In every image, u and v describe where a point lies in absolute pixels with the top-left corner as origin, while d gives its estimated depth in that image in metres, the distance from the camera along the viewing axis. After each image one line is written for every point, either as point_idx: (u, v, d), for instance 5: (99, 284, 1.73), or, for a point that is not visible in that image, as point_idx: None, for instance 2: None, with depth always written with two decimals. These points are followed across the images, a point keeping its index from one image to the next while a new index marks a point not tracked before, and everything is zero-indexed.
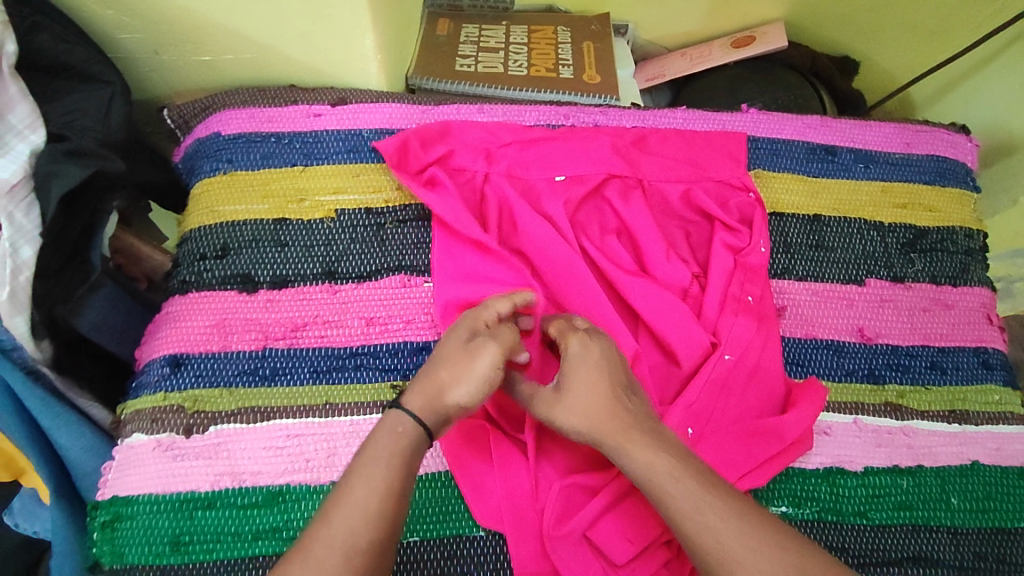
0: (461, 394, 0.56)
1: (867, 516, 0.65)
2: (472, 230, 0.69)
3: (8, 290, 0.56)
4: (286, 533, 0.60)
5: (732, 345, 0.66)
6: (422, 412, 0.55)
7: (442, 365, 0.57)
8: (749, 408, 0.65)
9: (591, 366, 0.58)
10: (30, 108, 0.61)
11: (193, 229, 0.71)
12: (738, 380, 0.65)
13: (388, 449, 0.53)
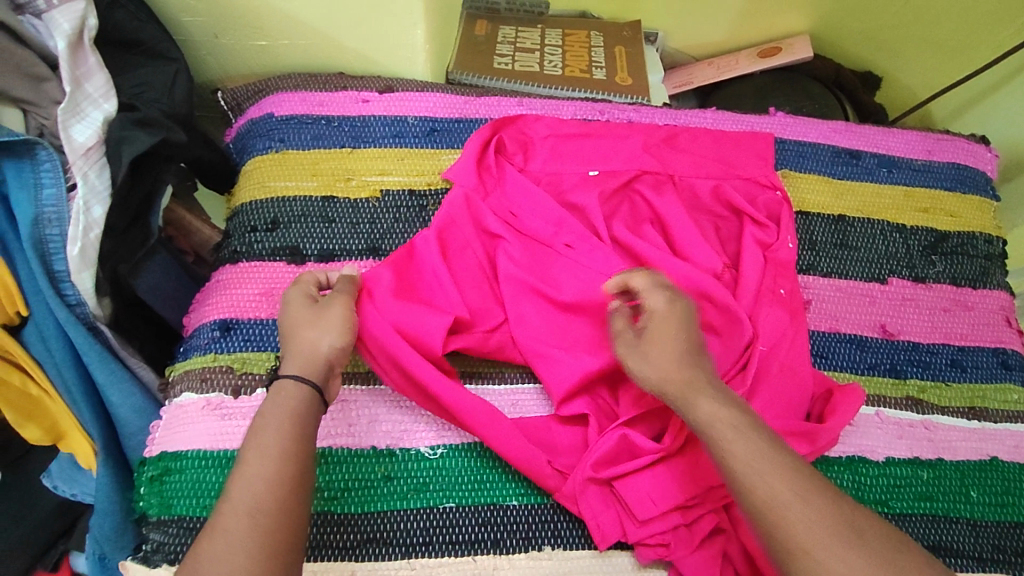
0: (331, 344, 0.59)
1: (887, 503, 0.67)
2: (532, 219, 0.75)
3: (80, 245, 0.60)
4: (327, 493, 0.62)
5: (767, 337, 0.69)
6: (297, 372, 0.56)
7: (303, 329, 0.59)
8: (778, 393, 0.67)
9: (654, 337, 0.58)
10: (106, 79, 0.64)
11: (245, 202, 0.74)
12: (771, 373, 0.68)
13: (282, 415, 0.54)
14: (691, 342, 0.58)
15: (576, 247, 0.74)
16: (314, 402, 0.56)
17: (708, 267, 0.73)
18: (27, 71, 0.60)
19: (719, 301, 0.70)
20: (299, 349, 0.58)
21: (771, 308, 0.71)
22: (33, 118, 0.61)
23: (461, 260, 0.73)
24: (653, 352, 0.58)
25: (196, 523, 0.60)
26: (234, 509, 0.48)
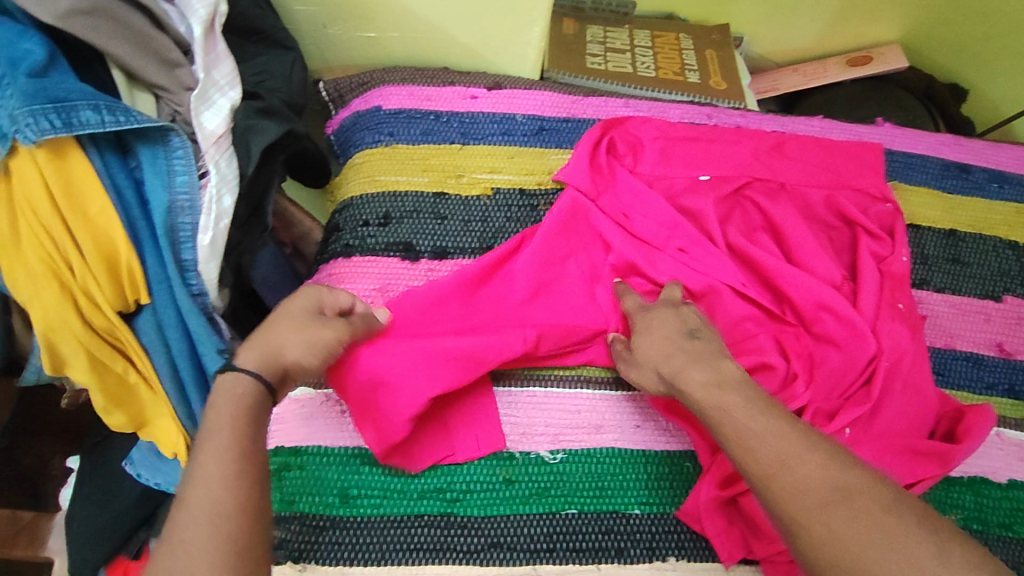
0: (299, 354, 0.55)
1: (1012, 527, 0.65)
2: (645, 220, 0.73)
3: (211, 236, 0.59)
4: (449, 494, 0.62)
5: (892, 352, 0.67)
6: (256, 369, 0.52)
7: (277, 325, 0.55)
8: (901, 411, 0.66)
9: (652, 332, 0.63)
10: (232, 67, 0.62)
11: (356, 196, 0.73)
12: (897, 389, 0.67)
13: (228, 413, 0.50)
14: (704, 347, 0.60)
15: (688, 256, 0.72)
16: (262, 405, 0.52)
17: (825, 277, 0.72)
18: (163, 56, 0.59)
19: (840, 312, 0.69)
20: (264, 345, 0.54)
21: (893, 323, 0.69)
22: (165, 104, 0.60)
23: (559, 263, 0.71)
24: (646, 360, 0.62)
25: (319, 520, 0.60)
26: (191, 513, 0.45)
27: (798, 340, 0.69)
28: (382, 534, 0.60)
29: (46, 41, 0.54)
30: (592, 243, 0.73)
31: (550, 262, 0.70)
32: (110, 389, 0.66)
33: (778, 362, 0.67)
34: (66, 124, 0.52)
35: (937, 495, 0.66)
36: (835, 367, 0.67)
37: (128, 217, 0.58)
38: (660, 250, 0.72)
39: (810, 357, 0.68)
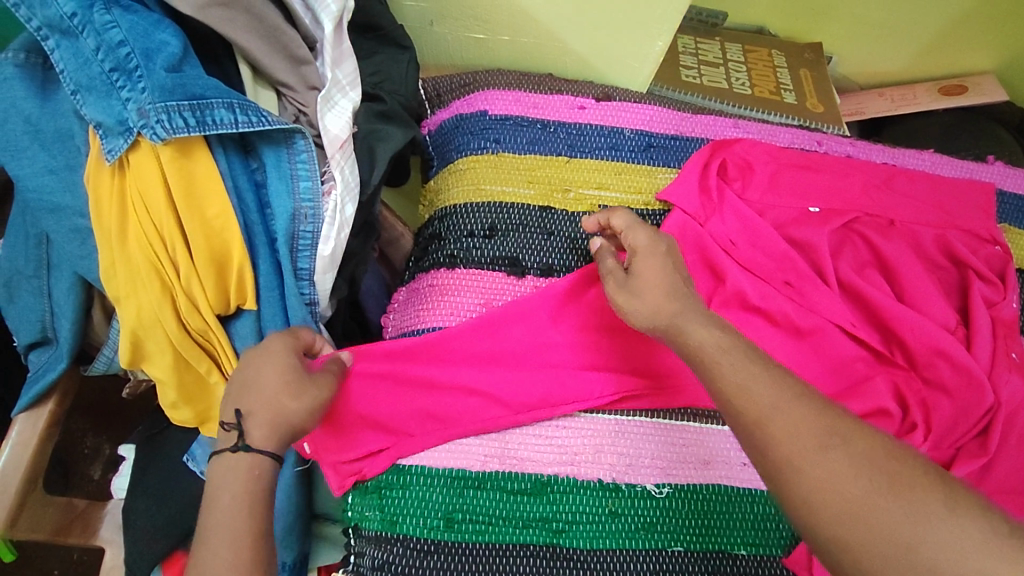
0: (299, 411, 0.52)
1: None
2: (756, 249, 0.71)
3: (332, 246, 0.56)
4: (555, 525, 0.58)
5: (1009, 402, 0.65)
6: (257, 441, 0.50)
7: (266, 393, 0.51)
8: (1017, 468, 0.64)
9: (642, 272, 0.57)
10: (355, 67, 0.60)
11: (459, 204, 0.71)
12: (1012, 442, 0.65)
13: (239, 487, 0.49)
14: (677, 284, 0.56)
15: (797, 293, 0.69)
16: (269, 473, 0.50)
17: (940, 319, 0.70)
18: (291, 53, 0.56)
19: (958, 359, 0.66)
20: (269, 416, 0.51)
21: (1010, 372, 0.67)
22: (289, 102, 0.57)
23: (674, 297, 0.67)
24: (646, 290, 0.55)
25: (423, 544, 0.57)
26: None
27: (916, 384, 0.66)
28: (487, 563, 0.57)
29: (179, 33, 0.51)
30: (703, 269, 0.69)
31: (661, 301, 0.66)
32: (186, 385, 0.66)
33: (892, 410, 0.64)
34: (200, 123, 0.50)
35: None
36: (952, 415, 0.65)
37: (246, 221, 0.55)
38: (767, 282, 0.69)
39: (925, 405, 0.65)
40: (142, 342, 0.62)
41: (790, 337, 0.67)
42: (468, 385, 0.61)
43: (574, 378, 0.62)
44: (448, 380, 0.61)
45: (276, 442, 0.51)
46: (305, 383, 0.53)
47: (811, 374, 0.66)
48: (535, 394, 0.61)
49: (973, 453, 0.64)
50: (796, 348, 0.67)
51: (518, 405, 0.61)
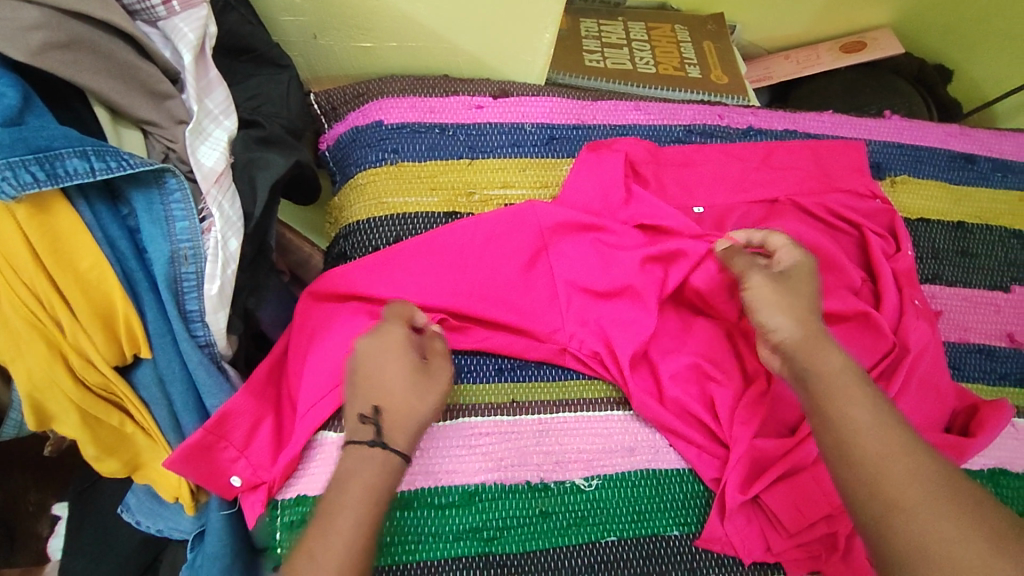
0: (426, 411, 0.56)
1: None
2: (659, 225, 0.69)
3: (218, 284, 0.54)
4: (485, 533, 0.59)
5: (912, 346, 0.66)
6: (394, 438, 0.54)
7: (401, 390, 0.56)
8: (916, 413, 0.65)
9: (791, 284, 0.60)
10: (226, 95, 0.58)
11: (363, 219, 0.69)
12: (912, 384, 0.66)
13: (372, 481, 0.52)
14: (807, 303, 0.59)
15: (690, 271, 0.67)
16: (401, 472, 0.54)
17: (841, 279, 0.71)
18: (151, 89, 0.53)
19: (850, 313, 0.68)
20: (402, 420, 0.55)
21: (911, 321, 0.68)
22: (155, 141, 0.55)
23: (564, 278, 0.67)
24: (777, 306, 0.59)
25: None
26: (316, 565, 0.48)
27: None
28: None
29: (18, 80, 0.48)
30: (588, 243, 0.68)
31: (551, 298, 0.66)
32: (104, 440, 0.64)
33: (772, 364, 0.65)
34: (50, 175, 0.47)
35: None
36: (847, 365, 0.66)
37: (124, 269, 0.53)
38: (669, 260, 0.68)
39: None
40: (44, 404, 0.59)
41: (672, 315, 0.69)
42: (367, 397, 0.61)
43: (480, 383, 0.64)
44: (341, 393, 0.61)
45: (407, 441, 0.55)
46: (423, 380, 0.57)
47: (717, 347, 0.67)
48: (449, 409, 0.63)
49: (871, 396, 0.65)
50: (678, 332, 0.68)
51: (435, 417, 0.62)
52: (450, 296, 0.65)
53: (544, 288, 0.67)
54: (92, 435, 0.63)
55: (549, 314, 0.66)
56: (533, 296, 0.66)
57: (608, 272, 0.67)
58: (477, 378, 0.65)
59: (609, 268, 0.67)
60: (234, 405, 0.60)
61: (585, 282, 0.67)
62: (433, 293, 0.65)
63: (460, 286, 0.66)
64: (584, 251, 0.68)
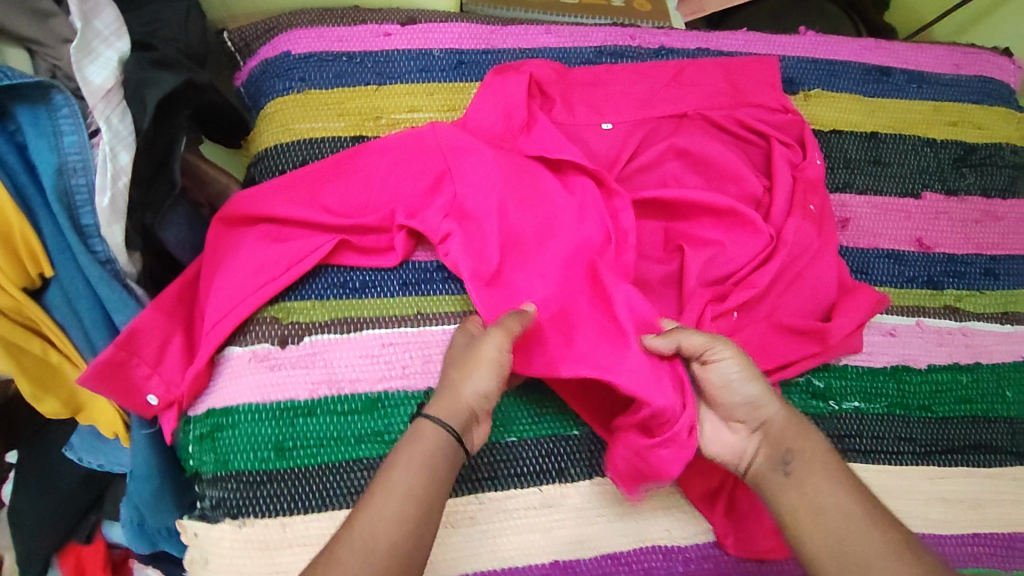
0: (474, 388, 0.56)
1: (880, 439, 0.68)
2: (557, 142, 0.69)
3: (110, 195, 0.56)
4: (387, 435, 0.62)
5: (796, 249, 0.68)
6: (442, 417, 0.55)
7: (451, 372, 0.57)
8: (799, 304, 0.68)
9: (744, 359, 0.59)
10: (116, 15, 0.58)
11: (270, 146, 0.70)
12: (803, 292, 0.68)
13: (422, 452, 0.53)
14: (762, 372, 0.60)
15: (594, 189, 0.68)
16: (451, 451, 0.54)
17: (743, 188, 0.72)
18: (33, 7, 0.55)
19: (743, 215, 0.69)
20: (448, 400, 0.55)
21: (802, 224, 0.69)
22: (41, 59, 0.56)
23: (496, 213, 0.65)
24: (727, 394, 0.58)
25: (255, 474, 0.60)
26: (353, 532, 0.49)
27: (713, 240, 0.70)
28: (322, 483, 0.60)
29: None
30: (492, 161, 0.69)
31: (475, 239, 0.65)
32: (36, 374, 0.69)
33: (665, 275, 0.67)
34: None
35: (828, 375, 0.69)
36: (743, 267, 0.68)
37: (15, 184, 0.55)
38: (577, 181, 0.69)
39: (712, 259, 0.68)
40: None
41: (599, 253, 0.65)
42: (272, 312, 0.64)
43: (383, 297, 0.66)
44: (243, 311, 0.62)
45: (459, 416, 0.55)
46: (471, 361, 0.57)
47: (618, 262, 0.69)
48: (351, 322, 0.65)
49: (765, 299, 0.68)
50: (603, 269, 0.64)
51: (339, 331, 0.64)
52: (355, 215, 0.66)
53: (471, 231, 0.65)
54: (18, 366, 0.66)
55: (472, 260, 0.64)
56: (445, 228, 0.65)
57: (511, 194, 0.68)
58: (382, 293, 0.66)
59: (513, 186, 0.68)
60: (142, 322, 0.62)
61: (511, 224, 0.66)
62: (334, 212, 0.65)
63: (365, 203, 0.66)
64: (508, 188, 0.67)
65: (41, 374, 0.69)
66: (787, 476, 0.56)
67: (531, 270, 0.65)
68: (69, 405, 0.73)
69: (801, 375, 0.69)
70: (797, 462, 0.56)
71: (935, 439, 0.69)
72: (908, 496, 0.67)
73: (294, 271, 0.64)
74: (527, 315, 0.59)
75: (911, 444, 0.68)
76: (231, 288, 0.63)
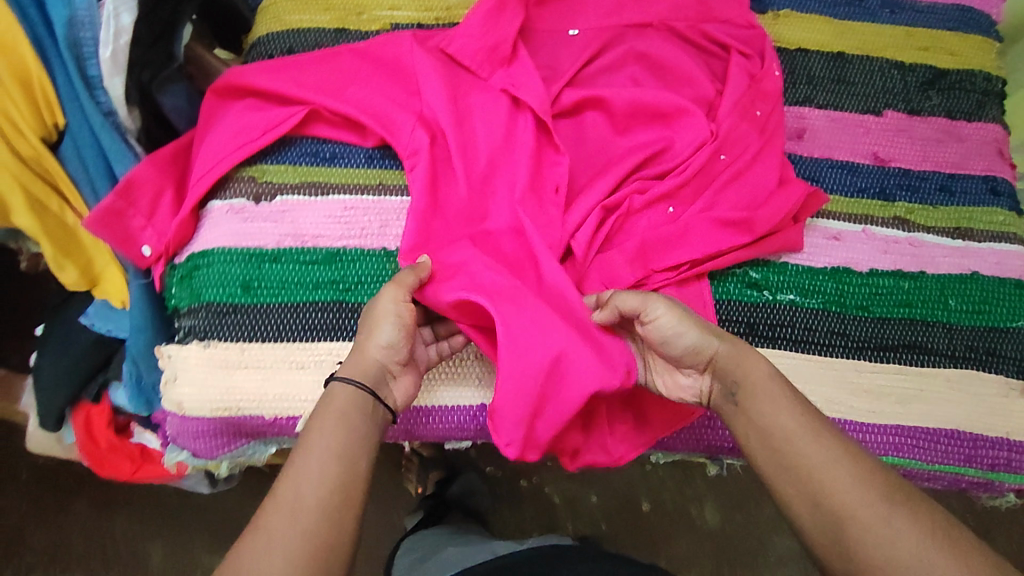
0: (378, 344, 0.59)
1: (811, 331, 0.71)
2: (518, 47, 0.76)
3: (111, 50, 0.66)
4: (341, 285, 0.69)
5: (728, 146, 0.73)
6: (349, 376, 0.57)
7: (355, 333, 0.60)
8: (737, 201, 0.72)
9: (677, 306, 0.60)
10: None
11: (263, 35, 0.78)
12: (740, 189, 0.72)
13: (333, 416, 0.55)
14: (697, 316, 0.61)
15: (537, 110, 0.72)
16: (362, 408, 0.56)
17: (696, 92, 0.76)
18: None
19: (686, 116, 0.74)
20: (353, 359, 0.58)
21: (741, 125, 0.74)
22: None
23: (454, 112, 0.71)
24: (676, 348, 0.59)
25: (222, 306, 0.67)
26: (276, 501, 0.50)
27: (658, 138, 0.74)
28: (279, 319, 0.67)
29: None
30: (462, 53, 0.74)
31: (440, 178, 0.71)
32: (58, 241, 0.75)
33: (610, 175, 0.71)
34: None
35: (766, 268, 0.72)
36: (684, 163, 0.72)
37: (35, 35, 0.65)
38: (528, 114, 0.73)
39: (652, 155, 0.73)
40: None
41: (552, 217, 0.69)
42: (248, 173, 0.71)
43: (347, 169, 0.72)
44: (220, 168, 0.70)
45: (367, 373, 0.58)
46: (371, 317, 0.60)
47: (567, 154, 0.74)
48: (318, 187, 0.71)
49: (702, 193, 0.72)
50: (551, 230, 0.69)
51: (307, 193, 0.71)
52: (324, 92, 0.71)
53: (438, 170, 0.71)
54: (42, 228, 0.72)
55: (433, 203, 0.69)
56: (414, 146, 0.70)
57: (464, 104, 0.73)
58: (349, 164, 0.73)
59: (467, 90, 0.74)
60: (138, 173, 0.71)
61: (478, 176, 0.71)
62: (307, 87, 0.72)
63: (335, 83, 0.72)
64: (479, 128, 0.72)
65: (63, 241, 0.76)
66: (739, 406, 0.57)
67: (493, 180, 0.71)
68: (85, 278, 0.80)
69: (738, 266, 0.72)
70: (742, 391, 0.57)
71: (868, 337, 0.71)
72: (830, 384, 0.69)
73: (269, 138, 0.71)
74: (421, 267, 0.63)
75: (841, 339, 0.71)
76: (215, 148, 0.71)
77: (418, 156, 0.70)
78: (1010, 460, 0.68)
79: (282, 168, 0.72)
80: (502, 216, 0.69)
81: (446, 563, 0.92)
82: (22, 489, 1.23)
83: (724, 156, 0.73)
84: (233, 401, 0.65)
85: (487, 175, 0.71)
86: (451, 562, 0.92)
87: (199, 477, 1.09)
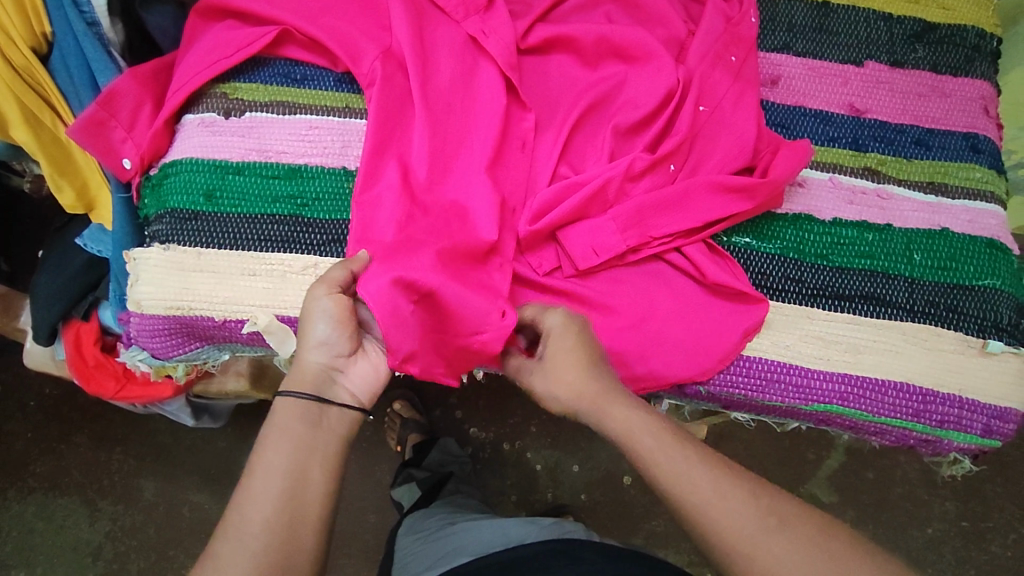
0: (316, 351, 0.61)
1: (765, 276, 0.69)
2: None
3: None
4: (300, 200, 0.70)
5: (697, 87, 0.71)
6: (291, 388, 0.60)
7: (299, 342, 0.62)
8: (699, 143, 0.71)
9: (555, 357, 0.60)
10: None
11: None
12: (709, 129, 0.71)
13: (290, 434, 0.58)
14: (592, 354, 0.61)
15: (497, 60, 0.72)
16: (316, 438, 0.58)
17: (669, 32, 0.76)
18: None
19: (655, 53, 0.73)
20: (297, 369, 0.61)
21: (710, 68, 0.72)
22: None
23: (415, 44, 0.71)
24: (556, 369, 0.60)
25: (185, 213, 0.70)
26: (230, 531, 0.53)
27: (623, 76, 0.73)
28: (238, 229, 0.69)
29: None
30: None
31: (395, 114, 0.70)
32: (53, 155, 0.79)
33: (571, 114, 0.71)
34: None
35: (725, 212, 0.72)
36: (648, 100, 0.71)
37: None
38: (490, 61, 0.73)
39: (613, 92, 0.73)
40: None
41: (499, 164, 0.70)
42: (220, 89, 0.74)
43: (315, 92, 0.74)
44: (191, 82, 0.72)
45: (313, 380, 0.60)
46: (304, 325, 0.61)
47: (533, 88, 0.75)
48: (286, 107, 0.73)
49: (665, 132, 0.71)
50: (496, 177, 0.70)
51: (276, 112, 0.73)
52: (293, 10, 0.72)
53: (393, 105, 0.70)
54: (38, 140, 0.77)
55: (387, 139, 0.70)
56: (372, 77, 0.70)
57: (428, 40, 0.73)
58: (318, 86, 0.74)
59: (431, 25, 0.74)
60: (119, 84, 0.73)
61: (433, 116, 0.70)
62: (279, 5, 0.72)
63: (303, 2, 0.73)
64: (442, 59, 0.72)
65: (58, 157, 0.79)
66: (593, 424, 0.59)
67: (455, 123, 0.71)
68: (81, 198, 0.82)
69: None
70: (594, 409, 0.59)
71: (825, 286, 0.69)
72: (779, 328, 0.68)
73: (242, 56, 0.73)
74: (355, 261, 0.63)
75: (797, 286, 0.69)
76: (190, 64, 0.74)
77: (376, 85, 0.70)
78: (960, 418, 0.67)
79: (254, 86, 0.74)
80: (461, 159, 0.70)
81: (456, 549, 0.91)
82: (27, 418, 1.25)
83: (688, 92, 0.72)
84: (187, 301, 0.69)
85: (443, 112, 0.71)
86: (461, 550, 0.90)
87: (181, 404, 1.12)
